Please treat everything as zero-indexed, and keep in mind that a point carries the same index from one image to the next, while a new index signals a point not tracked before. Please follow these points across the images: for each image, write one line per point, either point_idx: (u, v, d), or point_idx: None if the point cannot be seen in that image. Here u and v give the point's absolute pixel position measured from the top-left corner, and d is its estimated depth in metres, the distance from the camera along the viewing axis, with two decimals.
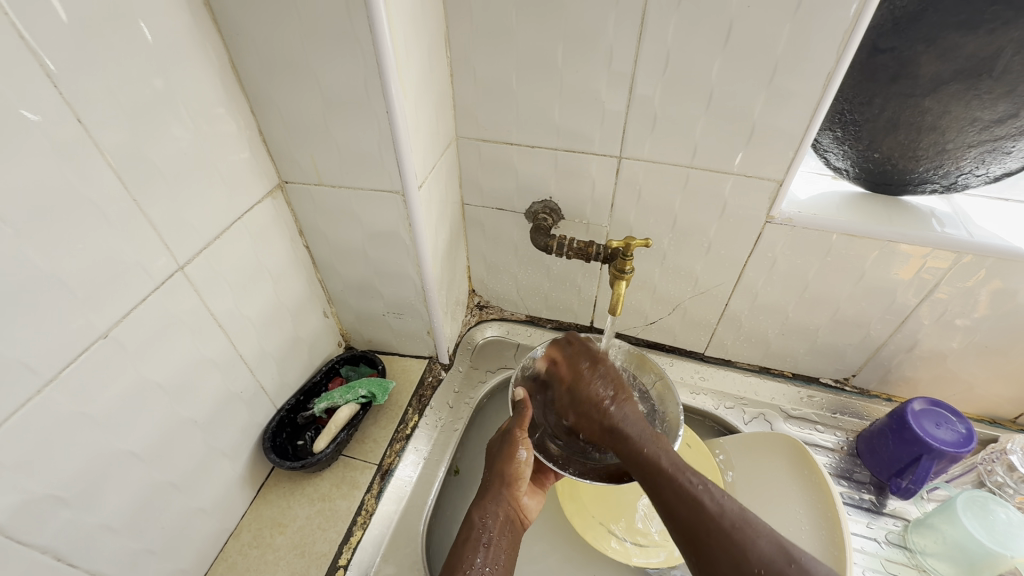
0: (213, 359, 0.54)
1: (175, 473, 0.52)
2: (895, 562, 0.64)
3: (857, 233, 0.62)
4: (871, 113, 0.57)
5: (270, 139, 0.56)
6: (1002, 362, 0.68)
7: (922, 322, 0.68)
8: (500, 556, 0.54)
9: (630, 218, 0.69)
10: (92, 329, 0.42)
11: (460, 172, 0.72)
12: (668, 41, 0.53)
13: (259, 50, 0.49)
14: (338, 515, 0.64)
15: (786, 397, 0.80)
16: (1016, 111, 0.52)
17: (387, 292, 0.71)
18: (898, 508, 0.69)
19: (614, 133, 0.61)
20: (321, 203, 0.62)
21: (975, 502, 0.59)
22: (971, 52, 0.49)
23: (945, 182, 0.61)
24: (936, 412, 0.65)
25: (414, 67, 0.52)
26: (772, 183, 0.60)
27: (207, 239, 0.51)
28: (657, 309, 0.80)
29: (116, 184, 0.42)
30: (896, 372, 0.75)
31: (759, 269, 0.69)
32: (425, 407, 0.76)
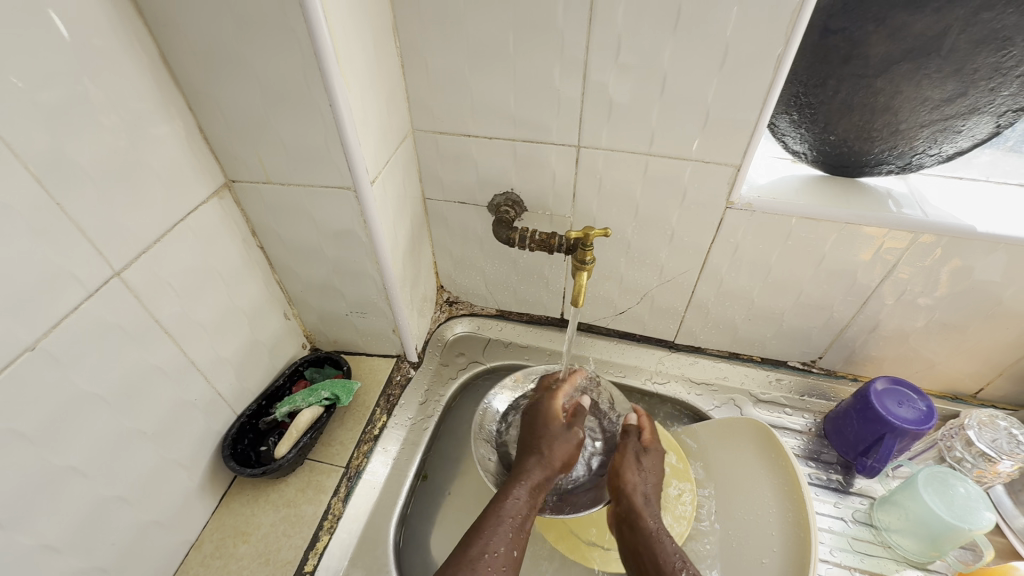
0: (161, 367, 0.52)
1: (123, 486, 0.50)
2: (862, 540, 0.65)
3: (816, 216, 0.62)
4: (825, 95, 0.57)
5: (212, 137, 0.54)
6: (962, 339, 0.70)
7: (884, 302, 0.69)
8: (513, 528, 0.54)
9: (592, 208, 0.68)
10: (16, 342, 0.40)
11: (418, 165, 0.70)
12: (618, 26, 0.52)
13: (192, 44, 0.47)
14: (305, 521, 0.63)
15: (756, 381, 0.81)
16: (965, 89, 0.52)
17: (348, 291, 0.70)
18: (865, 487, 0.70)
19: (571, 122, 0.60)
20: (271, 202, 0.60)
21: (935, 478, 0.60)
22: (919, 31, 0.49)
23: (900, 163, 0.62)
24: (898, 391, 0.66)
25: (358, 59, 0.50)
26: (730, 168, 0.59)
27: (147, 243, 0.49)
28: (625, 298, 0.79)
29: (35, 188, 0.39)
30: (861, 353, 0.76)
31: (722, 255, 0.69)
32: (394, 406, 0.75)
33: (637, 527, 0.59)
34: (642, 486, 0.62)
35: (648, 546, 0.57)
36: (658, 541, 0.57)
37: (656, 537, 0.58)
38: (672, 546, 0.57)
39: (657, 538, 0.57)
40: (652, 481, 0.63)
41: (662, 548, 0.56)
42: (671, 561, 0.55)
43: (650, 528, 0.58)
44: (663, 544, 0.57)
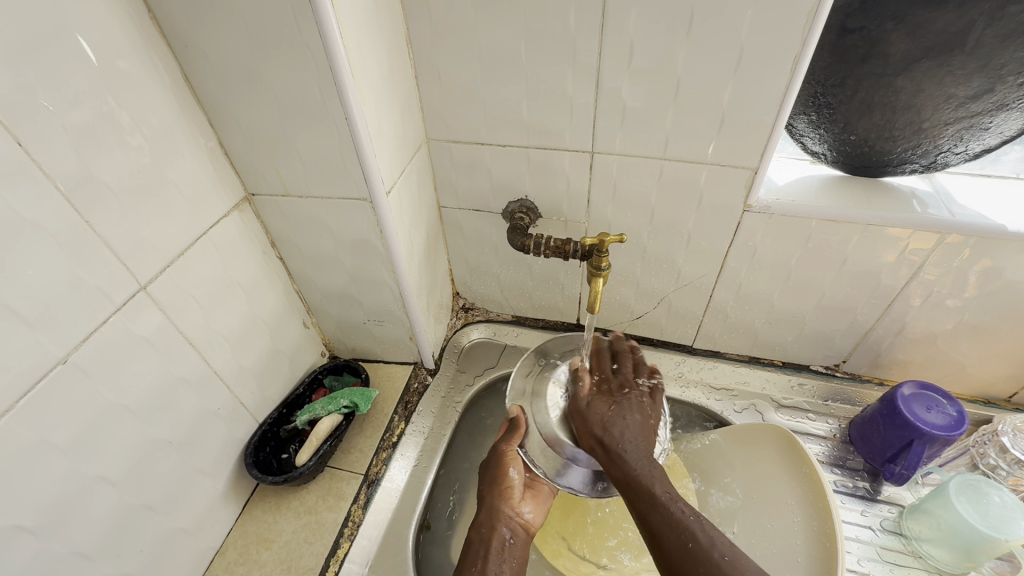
0: (186, 378, 0.54)
1: (151, 495, 0.51)
2: (891, 550, 0.63)
3: (836, 218, 0.60)
4: (844, 95, 0.56)
5: (232, 152, 0.56)
6: (993, 340, 0.67)
7: (911, 303, 0.67)
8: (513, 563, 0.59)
9: (607, 213, 0.68)
10: (49, 356, 0.41)
11: (433, 174, 0.71)
12: (630, 31, 0.51)
13: (212, 63, 0.48)
14: (325, 528, 0.64)
15: (778, 386, 0.79)
16: (991, 86, 0.50)
17: (365, 299, 0.70)
18: (893, 495, 0.68)
19: (584, 127, 0.60)
20: (290, 214, 0.61)
21: (967, 486, 0.58)
22: (941, 28, 0.48)
23: (925, 161, 0.60)
24: (926, 396, 0.64)
25: (372, 72, 0.51)
26: (747, 171, 0.59)
27: (171, 257, 0.50)
28: (642, 303, 0.78)
29: (67, 210, 0.41)
30: (887, 356, 0.74)
31: (740, 259, 0.68)
32: (412, 413, 0.75)
33: (611, 451, 0.52)
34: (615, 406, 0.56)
35: (622, 469, 0.50)
36: (622, 456, 0.51)
37: (623, 459, 0.51)
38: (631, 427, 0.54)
39: (624, 423, 0.54)
40: (636, 415, 0.55)
41: (628, 467, 0.50)
42: (646, 479, 0.49)
43: (616, 438, 0.53)
44: (627, 457, 0.51)
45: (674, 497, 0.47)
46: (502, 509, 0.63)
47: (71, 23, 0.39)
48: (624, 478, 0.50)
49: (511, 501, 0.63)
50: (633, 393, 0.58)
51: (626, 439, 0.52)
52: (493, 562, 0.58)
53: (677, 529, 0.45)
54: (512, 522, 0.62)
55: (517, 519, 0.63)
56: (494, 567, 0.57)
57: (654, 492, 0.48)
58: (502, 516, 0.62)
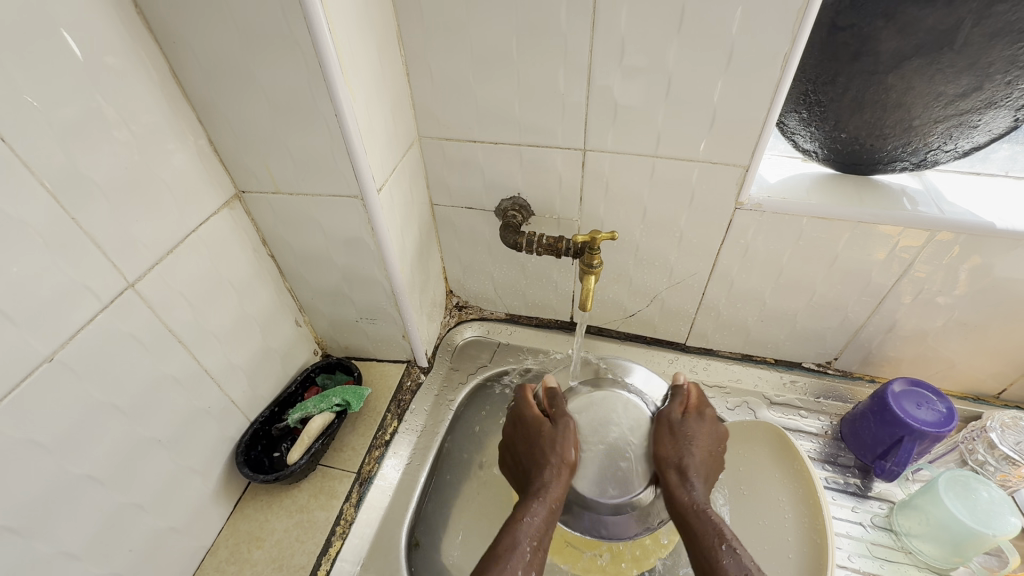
0: (176, 377, 0.53)
1: (141, 494, 0.51)
2: (881, 546, 0.64)
3: (827, 215, 0.61)
4: (835, 93, 0.56)
5: (222, 149, 0.55)
6: (983, 338, 0.68)
7: (901, 300, 0.67)
8: (545, 543, 0.53)
9: (599, 211, 0.68)
10: (35, 354, 0.41)
11: (425, 172, 0.70)
12: (621, 29, 0.51)
13: (201, 59, 0.48)
14: (317, 526, 0.63)
15: (770, 383, 0.79)
16: (979, 84, 0.51)
17: (358, 297, 0.70)
18: (884, 491, 0.68)
19: (576, 125, 0.60)
20: (280, 211, 0.60)
21: (957, 482, 0.59)
22: (930, 26, 0.48)
23: (915, 159, 0.60)
24: (917, 392, 0.64)
25: (362, 68, 0.51)
26: (738, 169, 0.59)
27: (160, 254, 0.50)
28: (635, 301, 0.79)
29: (53, 207, 0.41)
30: (878, 353, 0.74)
31: (732, 256, 0.68)
32: (404, 411, 0.75)
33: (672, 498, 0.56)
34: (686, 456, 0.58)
35: (689, 515, 0.54)
36: (687, 497, 0.55)
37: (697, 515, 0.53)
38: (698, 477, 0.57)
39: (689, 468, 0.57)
40: (699, 448, 0.59)
41: (705, 519, 0.53)
42: (699, 523, 0.53)
43: (690, 474, 0.57)
44: (704, 516, 0.53)
45: (723, 545, 0.50)
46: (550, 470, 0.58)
47: (56, 18, 0.38)
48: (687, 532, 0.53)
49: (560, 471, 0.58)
50: (693, 424, 0.61)
51: (692, 485, 0.56)
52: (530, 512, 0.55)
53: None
54: (550, 489, 0.57)
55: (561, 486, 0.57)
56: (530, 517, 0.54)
57: (700, 523, 0.53)
58: (548, 482, 0.57)
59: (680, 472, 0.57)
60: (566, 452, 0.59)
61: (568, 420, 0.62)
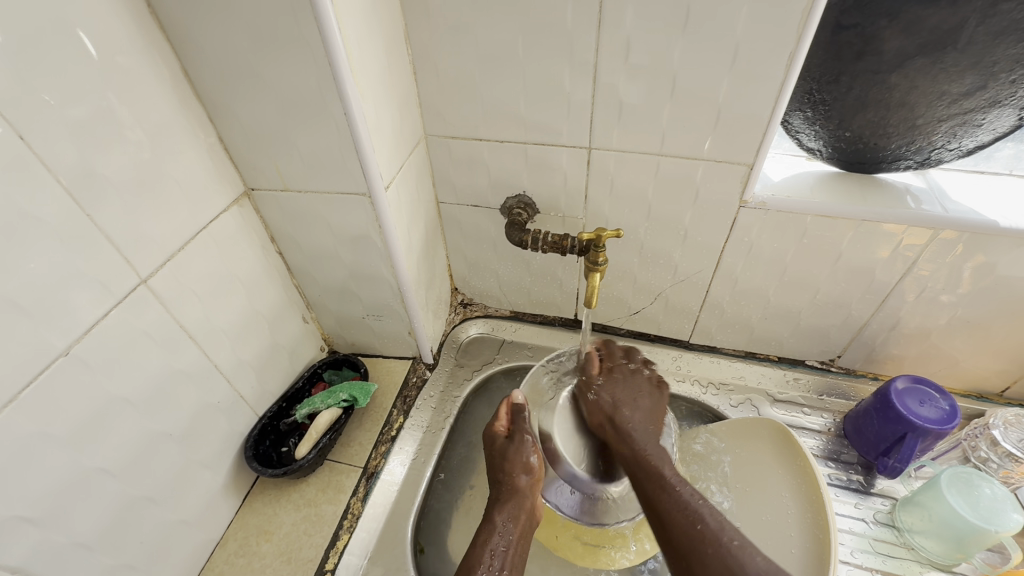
0: (187, 372, 0.54)
1: (152, 487, 0.52)
2: (883, 542, 0.64)
3: (832, 213, 0.61)
4: (839, 91, 0.57)
5: (232, 148, 0.56)
6: (986, 335, 0.68)
7: (905, 298, 0.67)
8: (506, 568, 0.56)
9: (604, 209, 0.68)
10: (51, 349, 0.41)
11: (431, 170, 0.71)
12: (627, 28, 0.52)
13: (211, 59, 0.49)
14: (325, 520, 0.64)
15: (774, 381, 0.80)
16: (983, 83, 0.51)
17: (364, 294, 0.71)
18: (886, 488, 0.69)
19: (582, 124, 0.61)
20: (288, 208, 0.61)
21: (959, 479, 0.59)
22: (934, 25, 0.48)
23: (919, 158, 0.61)
24: (920, 390, 0.65)
25: (370, 67, 0.51)
26: (743, 167, 0.59)
27: (171, 251, 0.51)
28: (639, 298, 0.79)
29: (68, 205, 0.41)
30: (881, 351, 0.75)
31: (736, 254, 0.68)
32: (410, 408, 0.76)
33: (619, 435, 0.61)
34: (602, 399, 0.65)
35: (640, 463, 0.58)
36: (630, 435, 0.60)
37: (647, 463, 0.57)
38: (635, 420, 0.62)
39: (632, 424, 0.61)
40: (647, 402, 0.65)
41: (646, 454, 0.58)
42: (654, 467, 0.56)
43: (626, 421, 0.62)
44: (641, 443, 0.59)
45: (673, 482, 0.54)
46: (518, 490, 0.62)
47: (72, 19, 0.39)
48: (645, 473, 0.57)
49: (521, 488, 0.62)
50: (620, 368, 0.68)
51: (642, 441, 0.59)
52: (500, 533, 0.58)
53: (685, 512, 0.50)
54: (513, 512, 0.60)
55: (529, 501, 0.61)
56: (501, 540, 0.57)
57: (649, 467, 0.57)
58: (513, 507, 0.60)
59: (624, 417, 0.62)
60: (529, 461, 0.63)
61: (526, 436, 0.65)
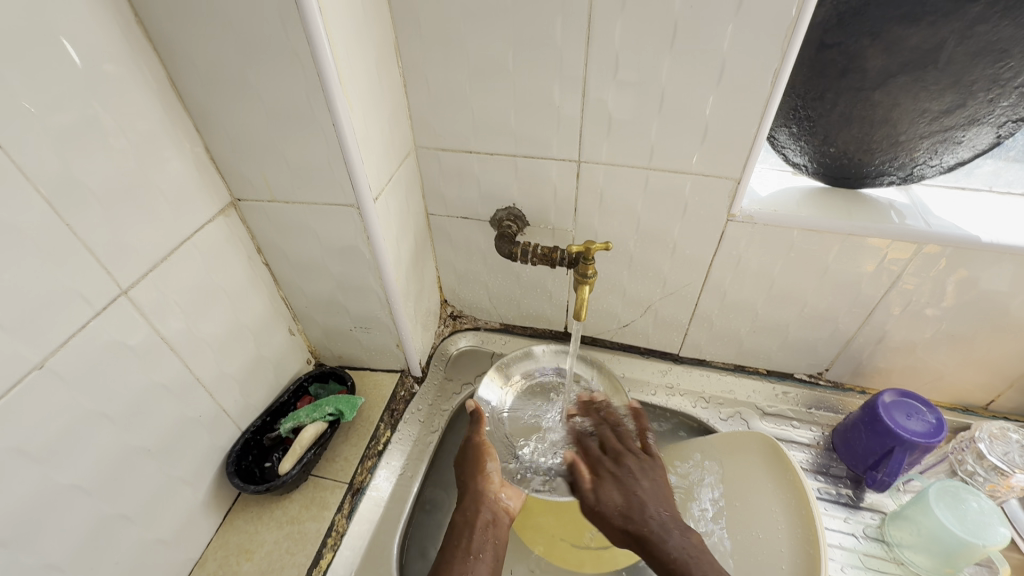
0: (167, 385, 0.53)
1: (129, 504, 0.50)
2: (873, 557, 0.64)
3: (818, 227, 0.62)
4: (824, 108, 0.58)
5: (220, 158, 0.56)
6: (970, 349, 0.69)
7: (890, 312, 0.68)
8: None
9: (594, 221, 0.68)
10: (25, 361, 0.40)
11: (421, 182, 0.71)
12: (615, 43, 0.52)
13: (200, 68, 0.48)
14: (308, 538, 0.62)
15: (763, 394, 0.80)
16: (963, 101, 0.53)
17: (352, 306, 0.70)
18: (876, 501, 0.68)
19: (571, 137, 0.61)
20: (276, 219, 0.60)
21: (947, 492, 0.59)
22: (915, 44, 0.50)
23: (902, 174, 0.62)
24: (906, 403, 0.65)
25: (361, 80, 0.52)
26: (730, 182, 0.60)
27: (154, 261, 0.50)
28: (628, 311, 0.79)
29: (49, 214, 0.41)
30: (869, 364, 0.75)
31: (725, 268, 0.69)
32: (398, 422, 0.75)
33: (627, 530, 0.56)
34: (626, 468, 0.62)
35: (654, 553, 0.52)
36: (663, 541, 0.53)
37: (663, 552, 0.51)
38: (653, 505, 0.58)
39: (652, 514, 0.56)
40: (649, 486, 0.60)
41: (667, 554, 0.51)
42: (684, 562, 0.50)
43: (649, 524, 0.55)
44: (668, 543, 0.52)
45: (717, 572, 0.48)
46: (484, 493, 0.61)
47: (56, 28, 0.39)
48: (662, 569, 0.50)
49: (490, 484, 0.61)
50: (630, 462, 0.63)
51: (659, 531, 0.54)
52: (477, 541, 0.57)
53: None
54: (493, 506, 0.60)
55: (496, 502, 0.60)
56: (478, 545, 0.57)
57: (674, 560, 0.50)
58: (483, 498, 0.60)
59: (641, 510, 0.57)
60: (485, 469, 0.62)
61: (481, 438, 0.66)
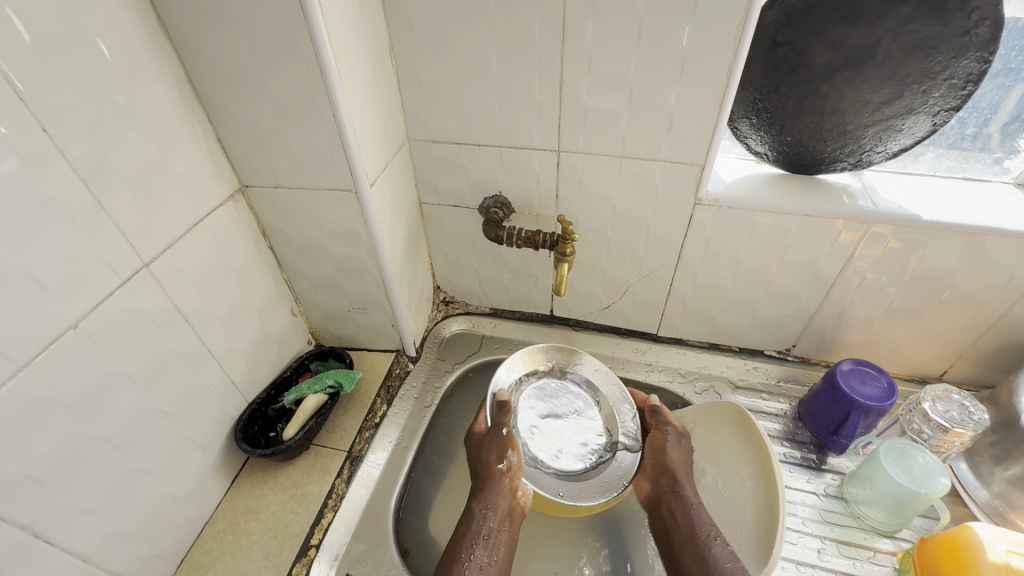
0: (182, 353, 0.58)
1: (148, 460, 0.55)
2: (832, 512, 0.69)
3: (776, 209, 0.67)
4: (779, 101, 0.64)
5: (229, 148, 0.61)
6: (922, 321, 0.74)
7: (847, 289, 0.74)
8: None
9: (574, 206, 0.74)
10: (61, 320, 0.45)
11: (414, 173, 0.76)
12: (587, 42, 0.58)
13: (213, 64, 0.54)
14: (310, 499, 0.67)
15: (735, 369, 0.85)
16: (900, 93, 0.59)
17: (351, 288, 0.75)
18: (836, 464, 0.74)
19: (550, 128, 0.67)
20: (280, 204, 0.66)
21: (895, 449, 0.65)
22: (854, 42, 0.57)
23: (853, 160, 0.68)
24: (862, 370, 0.71)
25: (358, 75, 0.57)
26: (696, 167, 0.65)
27: (171, 239, 0.55)
28: (609, 293, 0.85)
29: (83, 191, 0.46)
30: (831, 340, 0.81)
31: (695, 249, 0.75)
32: (393, 397, 0.80)
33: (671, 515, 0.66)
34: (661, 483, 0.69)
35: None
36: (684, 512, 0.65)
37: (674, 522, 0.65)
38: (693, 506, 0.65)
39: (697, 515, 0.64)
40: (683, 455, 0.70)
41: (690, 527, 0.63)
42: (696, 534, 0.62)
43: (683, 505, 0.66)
44: (710, 549, 0.60)
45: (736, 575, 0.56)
46: (498, 490, 0.63)
47: (90, 27, 0.44)
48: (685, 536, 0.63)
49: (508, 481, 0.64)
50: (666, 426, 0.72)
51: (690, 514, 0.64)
52: (479, 552, 0.60)
53: None
54: (507, 502, 0.63)
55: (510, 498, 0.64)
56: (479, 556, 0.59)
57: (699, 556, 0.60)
58: (497, 498, 0.63)
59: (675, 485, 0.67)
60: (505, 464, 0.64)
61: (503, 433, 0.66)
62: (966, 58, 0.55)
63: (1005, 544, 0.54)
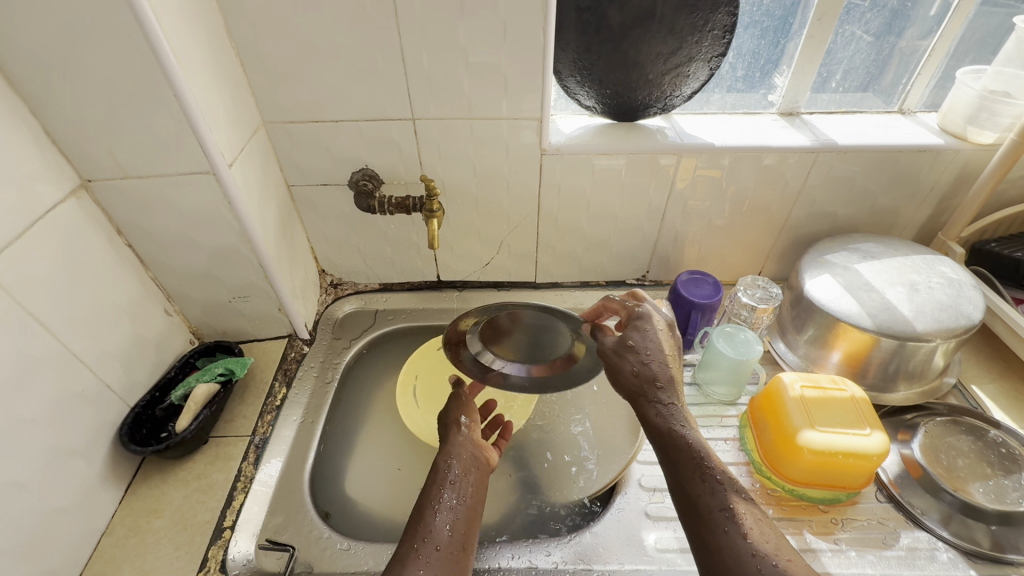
0: (42, 358, 0.55)
1: (19, 472, 0.52)
2: (690, 395, 0.83)
3: (607, 151, 0.79)
4: (593, 59, 0.75)
5: (61, 140, 0.58)
6: (735, 233, 0.92)
7: (676, 214, 0.89)
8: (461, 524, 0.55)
9: (438, 170, 0.80)
10: None
11: (276, 156, 0.78)
12: (418, 15, 0.65)
13: (26, 51, 0.52)
14: (217, 486, 0.67)
15: (605, 300, 0.98)
16: (680, 44, 0.73)
17: (228, 277, 0.75)
18: (691, 359, 0.89)
19: (401, 98, 0.72)
20: (132, 196, 0.64)
21: (725, 332, 0.80)
22: (638, 4, 0.69)
23: (661, 104, 0.81)
24: (695, 277, 0.86)
25: (195, 55, 0.58)
26: (535, 121, 0.75)
27: (9, 238, 0.52)
28: (486, 250, 0.92)
29: None
30: (674, 261, 0.96)
31: (550, 196, 0.85)
32: (292, 378, 0.81)
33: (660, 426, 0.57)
34: (648, 368, 0.60)
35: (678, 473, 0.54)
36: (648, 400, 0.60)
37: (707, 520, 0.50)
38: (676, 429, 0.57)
39: (689, 440, 0.55)
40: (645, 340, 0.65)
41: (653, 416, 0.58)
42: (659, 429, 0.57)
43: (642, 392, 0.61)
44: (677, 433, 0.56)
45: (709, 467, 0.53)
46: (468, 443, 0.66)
47: None
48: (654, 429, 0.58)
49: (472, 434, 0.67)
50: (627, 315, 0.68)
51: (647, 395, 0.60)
52: (450, 491, 0.58)
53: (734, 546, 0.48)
54: (475, 453, 0.65)
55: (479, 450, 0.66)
56: (450, 493, 0.58)
57: (718, 522, 0.49)
58: (465, 446, 0.65)
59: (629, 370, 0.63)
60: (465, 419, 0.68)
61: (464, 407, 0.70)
62: (719, 12, 0.70)
63: (800, 381, 0.71)
